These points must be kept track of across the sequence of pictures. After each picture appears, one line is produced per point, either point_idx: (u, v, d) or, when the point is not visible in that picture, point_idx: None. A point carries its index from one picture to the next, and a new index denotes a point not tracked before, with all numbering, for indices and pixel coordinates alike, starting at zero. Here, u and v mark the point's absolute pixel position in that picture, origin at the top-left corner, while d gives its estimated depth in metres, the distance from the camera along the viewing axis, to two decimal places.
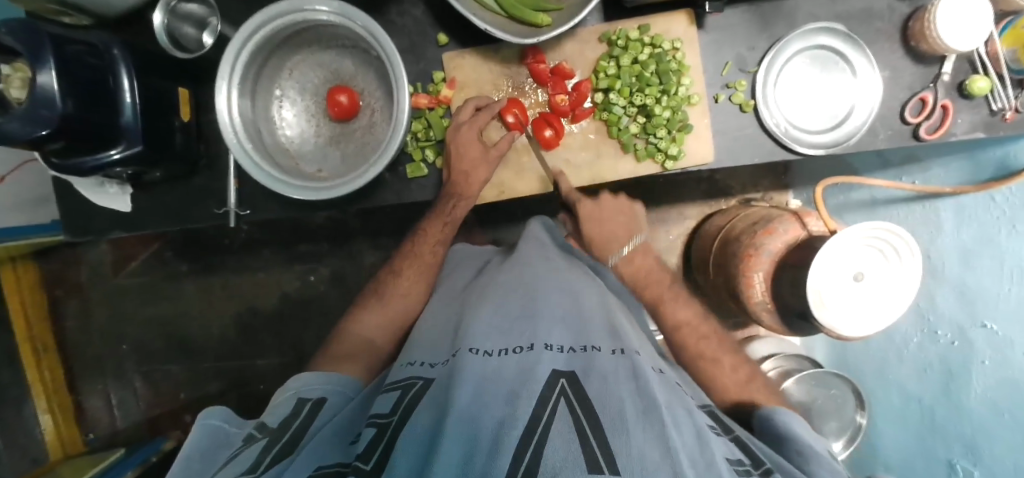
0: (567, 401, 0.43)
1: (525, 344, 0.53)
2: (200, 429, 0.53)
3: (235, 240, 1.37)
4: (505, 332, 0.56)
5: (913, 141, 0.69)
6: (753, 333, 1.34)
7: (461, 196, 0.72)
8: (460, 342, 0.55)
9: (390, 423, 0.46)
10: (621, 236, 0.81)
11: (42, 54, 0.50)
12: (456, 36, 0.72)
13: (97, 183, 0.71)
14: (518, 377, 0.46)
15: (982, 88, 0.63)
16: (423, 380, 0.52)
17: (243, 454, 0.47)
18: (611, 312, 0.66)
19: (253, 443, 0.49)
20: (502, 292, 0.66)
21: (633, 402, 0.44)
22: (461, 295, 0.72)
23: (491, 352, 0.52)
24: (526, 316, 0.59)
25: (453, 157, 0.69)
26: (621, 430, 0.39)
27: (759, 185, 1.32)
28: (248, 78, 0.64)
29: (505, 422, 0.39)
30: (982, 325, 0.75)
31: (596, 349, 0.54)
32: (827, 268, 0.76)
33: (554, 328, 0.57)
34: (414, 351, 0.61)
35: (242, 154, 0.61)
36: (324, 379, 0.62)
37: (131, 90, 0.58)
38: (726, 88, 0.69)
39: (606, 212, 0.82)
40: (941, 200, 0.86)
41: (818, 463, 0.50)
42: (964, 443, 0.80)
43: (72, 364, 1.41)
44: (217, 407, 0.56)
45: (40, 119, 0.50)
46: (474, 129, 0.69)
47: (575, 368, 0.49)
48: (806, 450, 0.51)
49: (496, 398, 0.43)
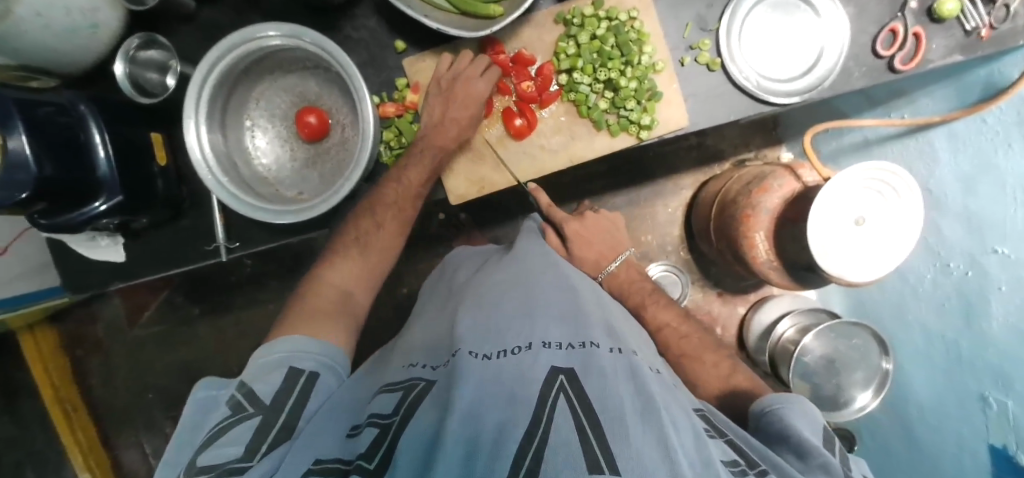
0: (566, 398, 0.42)
1: (522, 344, 0.52)
2: (195, 398, 0.53)
3: (241, 277, 1.39)
4: (501, 332, 0.55)
5: (890, 74, 0.68)
6: (767, 294, 1.32)
7: (439, 149, 0.70)
8: (456, 343, 0.54)
9: (391, 423, 0.44)
10: (610, 254, 0.88)
11: (8, 119, 0.50)
12: (413, 40, 0.72)
13: (90, 238, 0.73)
14: (517, 378, 0.46)
15: (951, 10, 0.62)
16: (425, 381, 0.51)
17: (236, 431, 0.47)
18: (607, 310, 0.66)
19: (245, 418, 0.48)
20: (495, 291, 0.65)
21: (632, 402, 0.43)
22: (456, 294, 0.72)
23: (490, 356, 0.51)
24: (523, 313, 0.59)
25: (432, 110, 0.69)
26: (622, 429, 0.38)
27: (751, 144, 1.30)
28: (215, 112, 0.64)
29: (507, 426, 0.38)
30: (992, 251, 0.73)
31: (594, 345, 0.53)
32: (825, 214, 0.75)
33: (550, 324, 0.56)
34: (416, 352, 0.60)
35: (221, 189, 0.62)
36: (318, 346, 0.58)
37: (103, 145, 0.60)
38: (690, 50, 0.69)
39: (591, 231, 0.88)
40: (933, 130, 0.85)
41: (816, 460, 0.45)
42: (994, 375, 0.77)
43: (103, 420, 1.43)
44: (212, 378, 0.56)
45: (19, 184, 0.51)
46: (475, 72, 0.68)
47: (575, 365, 0.48)
48: (803, 448, 0.47)
49: (497, 401, 0.42)
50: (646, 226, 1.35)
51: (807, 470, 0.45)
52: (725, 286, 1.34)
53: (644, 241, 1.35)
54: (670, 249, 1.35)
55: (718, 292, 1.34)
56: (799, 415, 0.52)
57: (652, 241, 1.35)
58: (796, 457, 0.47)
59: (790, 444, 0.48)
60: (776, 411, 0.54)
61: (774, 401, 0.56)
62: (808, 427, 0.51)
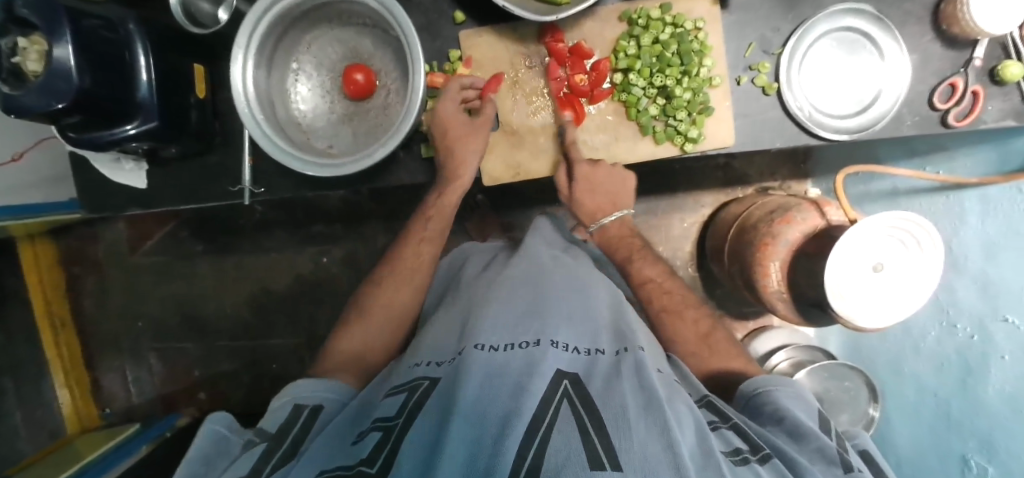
0: (570, 403, 0.41)
1: (531, 340, 0.52)
2: (204, 435, 0.50)
3: (249, 221, 1.38)
4: (509, 326, 0.55)
5: (940, 128, 0.67)
6: (766, 323, 1.33)
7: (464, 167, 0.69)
8: (466, 339, 0.54)
9: (395, 427, 0.44)
10: (608, 209, 0.75)
11: (56, 25, 0.49)
12: (473, 14, 0.71)
13: (114, 159, 0.72)
14: (524, 370, 0.45)
15: (1014, 74, 0.61)
16: (430, 380, 0.51)
17: (240, 461, 0.45)
18: (621, 309, 0.64)
19: (250, 449, 0.47)
20: (507, 287, 0.65)
21: (634, 399, 0.42)
22: (468, 288, 0.72)
23: (497, 347, 0.50)
24: (533, 310, 0.58)
25: (445, 102, 0.68)
26: (625, 428, 0.38)
27: (778, 174, 1.30)
28: (265, 48, 0.63)
29: (511, 414, 0.38)
30: (1003, 319, 0.73)
31: (600, 353, 0.53)
32: (843, 260, 0.75)
33: (561, 325, 0.56)
34: (421, 352, 0.59)
35: (255, 127, 0.61)
36: (322, 386, 0.58)
37: (147, 69, 0.58)
38: (749, 70, 0.68)
39: (602, 178, 0.71)
40: (965, 191, 0.84)
41: (813, 444, 0.46)
42: (979, 439, 0.79)
43: (90, 340, 1.43)
44: (221, 414, 0.53)
45: (56, 92, 0.50)
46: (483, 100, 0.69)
47: (579, 370, 0.48)
48: (799, 430, 0.47)
49: (504, 390, 0.42)
50: (661, 237, 1.35)
51: (803, 451, 0.46)
52: (726, 309, 1.34)
53: (655, 252, 1.35)
54: (680, 263, 1.35)
55: (718, 314, 1.34)
56: (792, 400, 0.52)
57: (663, 253, 1.35)
58: (790, 439, 0.47)
59: (785, 425, 0.49)
60: (768, 391, 0.54)
61: (765, 383, 0.56)
62: (803, 411, 0.51)
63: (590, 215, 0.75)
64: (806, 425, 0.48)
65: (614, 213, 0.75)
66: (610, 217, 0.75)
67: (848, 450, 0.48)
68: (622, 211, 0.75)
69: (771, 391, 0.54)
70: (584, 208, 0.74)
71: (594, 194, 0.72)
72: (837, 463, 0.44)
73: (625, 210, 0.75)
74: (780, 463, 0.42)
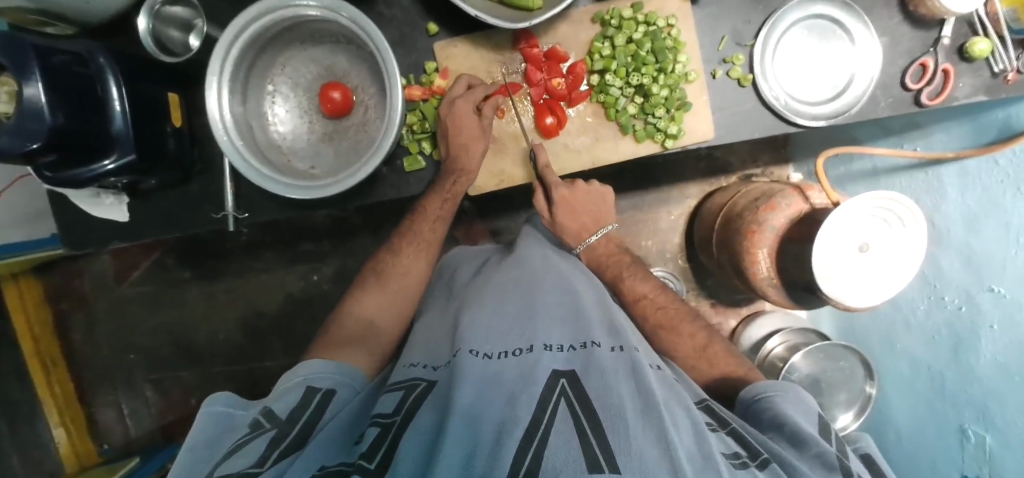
0: (568, 402, 0.42)
1: (524, 346, 0.52)
2: (203, 417, 0.53)
3: (236, 244, 1.36)
4: (503, 331, 0.55)
5: (914, 107, 0.68)
6: (759, 309, 1.34)
7: (462, 172, 0.70)
8: (458, 342, 0.54)
9: (393, 423, 0.45)
10: (593, 227, 0.79)
11: (26, 67, 0.49)
12: (447, 25, 0.71)
13: (93, 194, 0.71)
14: (519, 377, 0.46)
15: (982, 50, 0.63)
16: (426, 381, 0.51)
17: (250, 445, 0.47)
18: (609, 309, 0.64)
19: (259, 435, 0.48)
20: (497, 291, 0.65)
21: (632, 399, 0.42)
22: (460, 293, 0.72)
23: (490, 355, 0.51)
24: (526, 314, 0.59)
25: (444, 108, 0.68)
26: (622, 427, 0.38)
27: (760, 160, 1.31)
28: (239, 73, 0.63)
29: (507, 422, 0.38)
30: (988, 289, 0.74)
31: (596, 345, 0.52)
32: (831, 241, 0.75)
33: (553, 327, 0.56)
34: (414, 353, 0.60)
35: (234, 154, 0.60)
36: (333, 367, 0.60)
37: (120, 99, 0.57)
38: (723, 63, 0.68)
39: (580, 198, 0.78)
40: (943, 166, 0.86)
41: (812, 450, 0.47)
42: (975, 408, 0.80)
43: (82, 376, 1.41)
44: (220, 393, 0.55)
45: (30, 133, 0.50)
46: (469, 102, 0.68)
47: (576, 367, 0.48)
48: (798, 436, 0.48)
49: (497, 401, 0.42)
50: (650, 231, 1.36)
51: (803, 458, 0.47)
52: (719, 297, 1.36)
53: (644, 246, 1.36)
54: (669, 255, 1.36)
55: (711, 303, 1.36)
56: (792, 404, 0.53)
57: (653, 246, 1.36)
58: (789, 444, 0.48)
59: (785, 431, 0.50)
60: (768, 397, 0.56)
61: (766, 389, 0.57)
62: (803, 416, 0.52)
63: (575, 237, 0.80)
64: (806, 430, 0.49)
65: (598, 232, 0.80)
66: (595, 237, 0.80)
67: (848, 454, 0.49)
68: (606, 228, 0.80)
69: (771, 398, 0.55)
70: (568, 230, 0.79)
71: (574, 215, 0.78)
72: (835, 468, 0.45)
73: (609, 227, 0.81)
74: (776, 467, 0.43)
